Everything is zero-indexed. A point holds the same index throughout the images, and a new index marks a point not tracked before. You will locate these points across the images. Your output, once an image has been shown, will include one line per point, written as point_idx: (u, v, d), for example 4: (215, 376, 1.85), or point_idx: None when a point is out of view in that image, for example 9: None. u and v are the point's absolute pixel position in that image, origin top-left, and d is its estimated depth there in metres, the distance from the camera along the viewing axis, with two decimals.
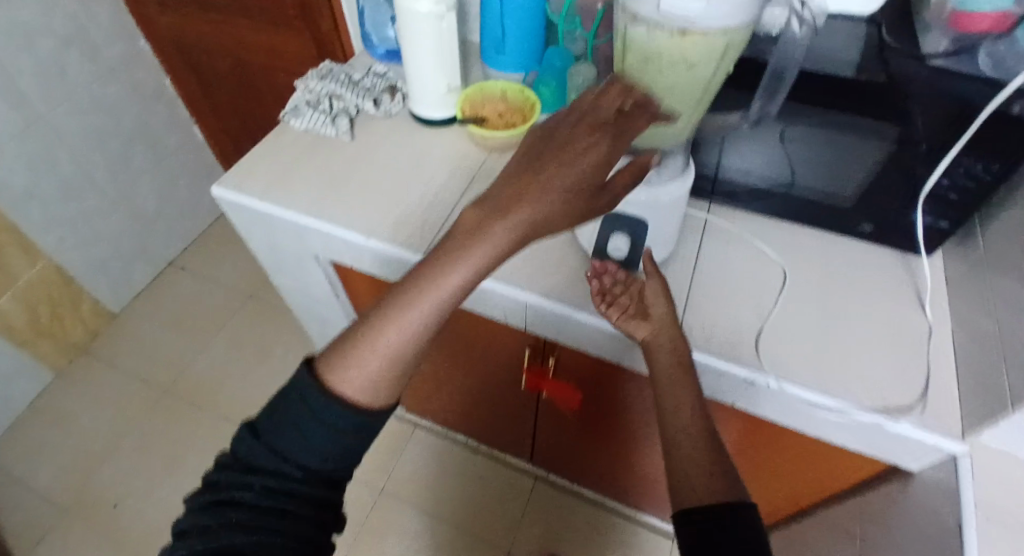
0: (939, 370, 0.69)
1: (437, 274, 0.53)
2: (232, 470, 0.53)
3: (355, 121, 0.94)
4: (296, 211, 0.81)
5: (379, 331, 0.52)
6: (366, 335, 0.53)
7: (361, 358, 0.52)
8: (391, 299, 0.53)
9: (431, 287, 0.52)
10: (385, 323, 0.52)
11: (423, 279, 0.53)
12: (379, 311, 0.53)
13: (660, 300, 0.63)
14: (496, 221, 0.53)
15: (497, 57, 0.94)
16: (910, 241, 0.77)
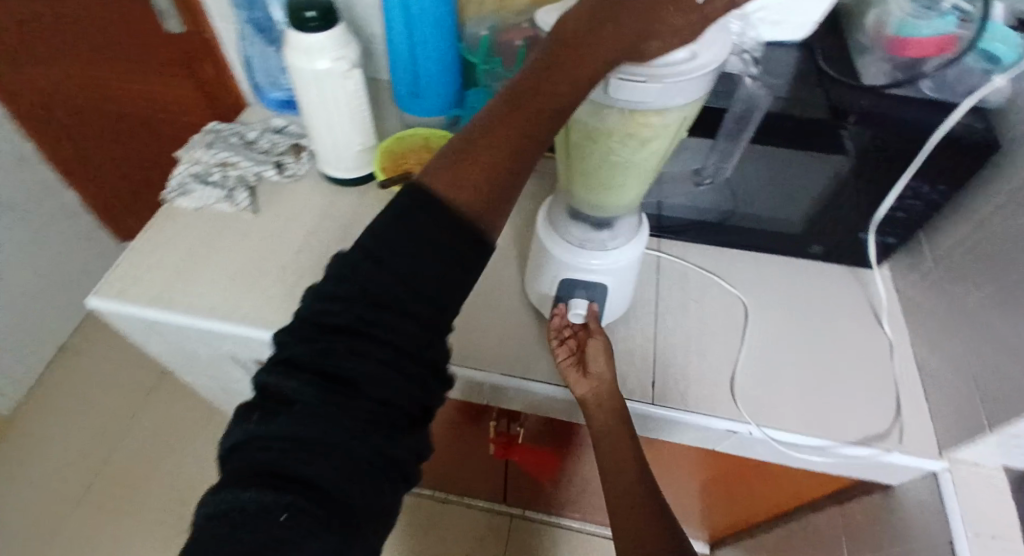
0: (908, 389, 0.69)
1: (528, 94, 0.41)
2: (310, 343, 0.41)
3: (256, 191, 0.84)
4: (201, 315, 0.70)
5: (461, 183, 0.42)
6: (460, 163, 0.42)
7: (457, 198, 0.42)
8: (452, 172, 0.42)
9: (517, 125, 0.42)
10: (478, 158, 0.42)
11: (512, 102, 0.42)
12: (445, 171, 0.42)
13: (600, 360, 0.61)
14: (579, 49, 0.40)
15: (414, 103, 0.86)
16: (859, 256, 0.77)
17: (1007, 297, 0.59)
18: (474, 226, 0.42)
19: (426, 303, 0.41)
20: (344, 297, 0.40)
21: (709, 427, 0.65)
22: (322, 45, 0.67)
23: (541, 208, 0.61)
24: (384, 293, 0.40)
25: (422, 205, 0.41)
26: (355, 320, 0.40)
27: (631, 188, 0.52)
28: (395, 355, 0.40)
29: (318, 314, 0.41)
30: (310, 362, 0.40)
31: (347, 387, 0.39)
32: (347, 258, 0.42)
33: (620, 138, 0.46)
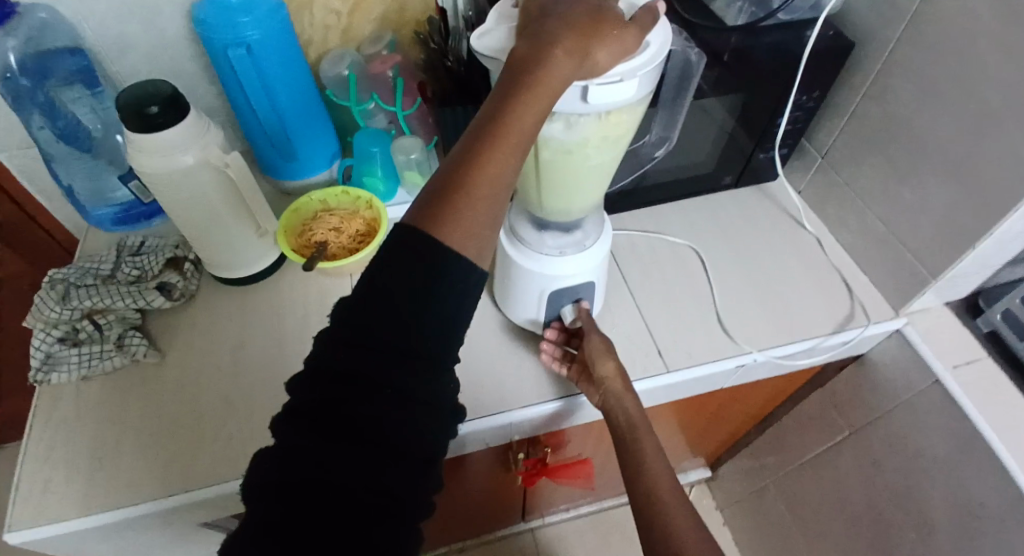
0: (848, 272, 0.77)
1: (503, 113, 0.37)
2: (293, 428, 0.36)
3: (146, 327, 0.71)
4: (152, 498, 0.58)
5: (457, 222, 0.37)
6: (449, 202, 0.38)
7: (448, 242, 0.37)
8: (433, 215, 0.37)
9: (504, 149, 0.38)
10: (469, 193, 0.38)
11: (488, 123, 0.38)
12: (425, 212, 0.38)
13: (607, 360, 0.59)
14: (548, 50, 0.37)
15: (290, 167, 0.75)
16: (762, 174, 0.83)
17: (900, 169, 0.67)
18: (458, 268, 0.37)
19: (402, 369, 0.36)
20: (322, 375, 0.37)
21: (720, 370, 0.68)
22: (180, 140, 0.56)
23: (501, 227, 0.57)
24: (356, 366, 0.36)
25: (383, 258, 0.37)
26: (333, 397, 0.36)
27: (604, 182, 0.51)
28: (378, 435, 0.35)
29: (297, 395, 0.37)
30: (287, 450, 0.35)
31: (325, 471, 0.34)
32: (322, 333, 0.38)
33: (596, 144, 0.45)
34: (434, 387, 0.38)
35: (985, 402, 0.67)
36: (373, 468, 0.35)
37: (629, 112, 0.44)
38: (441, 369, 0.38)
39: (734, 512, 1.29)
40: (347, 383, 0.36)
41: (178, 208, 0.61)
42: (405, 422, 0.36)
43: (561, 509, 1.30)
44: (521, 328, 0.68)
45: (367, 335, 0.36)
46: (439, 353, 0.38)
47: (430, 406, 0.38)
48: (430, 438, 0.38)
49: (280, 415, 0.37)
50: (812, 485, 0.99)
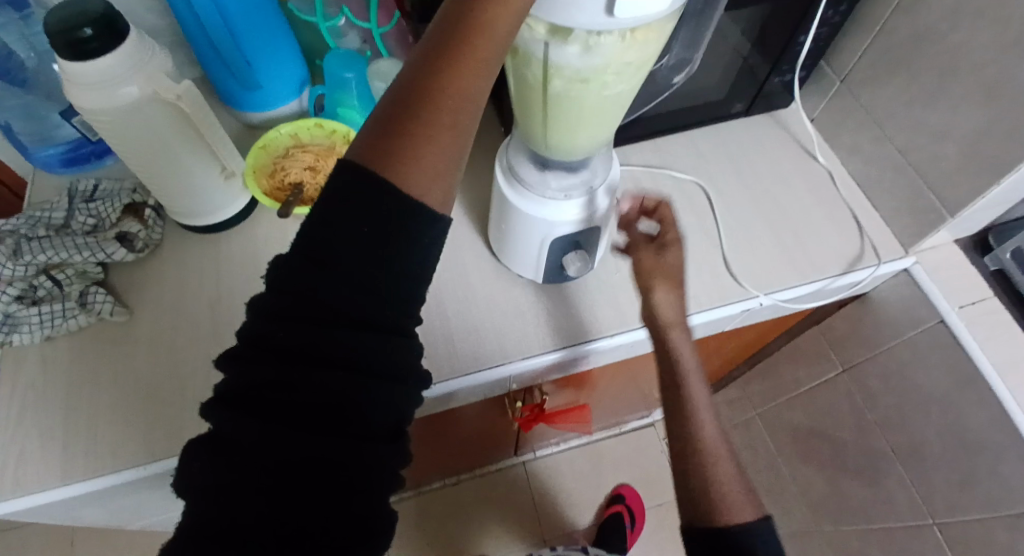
0: (859, 206, 0.73)
1: (469, 22, 0.30)
2: (230, 418, 0.29)
3: (110, 281, 0.65)
4: (135, 463, 0.56)
5: (415, 159, 0.30)
6: (404, 133, 0.30)
7: (405, 184, 0.30)
8: (384, 149, 0.30)
9: (470, 67, 0.31)
10: (428, 123, 0.30)
11: (449, 36, 0.30)
12: (374, 147, 0.31)
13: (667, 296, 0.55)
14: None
15: (253, 96, 0.67)
16: (774, 102, 0.77)
17: (927, 95, 0.62)
18: (419, 220, 0.31)
19: (358, 341, 0.30)
20: (258, 353, 0.30)
21: (727, 314, 0.65)
22: (122, 70, 0.48)
23: (499, 166, 0.52)
24: (298, 341, 0.29)
25: (323, 212, 0.30)
26: (273, 379, 0.29)
27: (618, 114, 0.45)
28: (333, 418, 0.29)
29: (229, 377, 0.30)
30: (226, 444, 0.29)
31: (271, 468, 0.28)
32: (254, 300, 0.31)
33: (616, 71, 0.39)
34: (398, 354, 0.31)
35: (990, 341, 0.66)
36: (332, 457, 0.29)
37: (658, 28, 0.37)
38: (405, 333, 0.32)
39: None
40: (289, 362, 0.29)
41: (119, 141, 0.53)
42: (367, 399, 0.30)
43: (552, 443, 1.32)
44: (519, 275, 0.64)
45: (312, 303, 0.30)
46: (402, 316, 0.32)
47: (397, 378, 0.32)
48: (398, 413, 0.32)
49: (209, 399, 0.30)
50: (801, 418, 1.00)
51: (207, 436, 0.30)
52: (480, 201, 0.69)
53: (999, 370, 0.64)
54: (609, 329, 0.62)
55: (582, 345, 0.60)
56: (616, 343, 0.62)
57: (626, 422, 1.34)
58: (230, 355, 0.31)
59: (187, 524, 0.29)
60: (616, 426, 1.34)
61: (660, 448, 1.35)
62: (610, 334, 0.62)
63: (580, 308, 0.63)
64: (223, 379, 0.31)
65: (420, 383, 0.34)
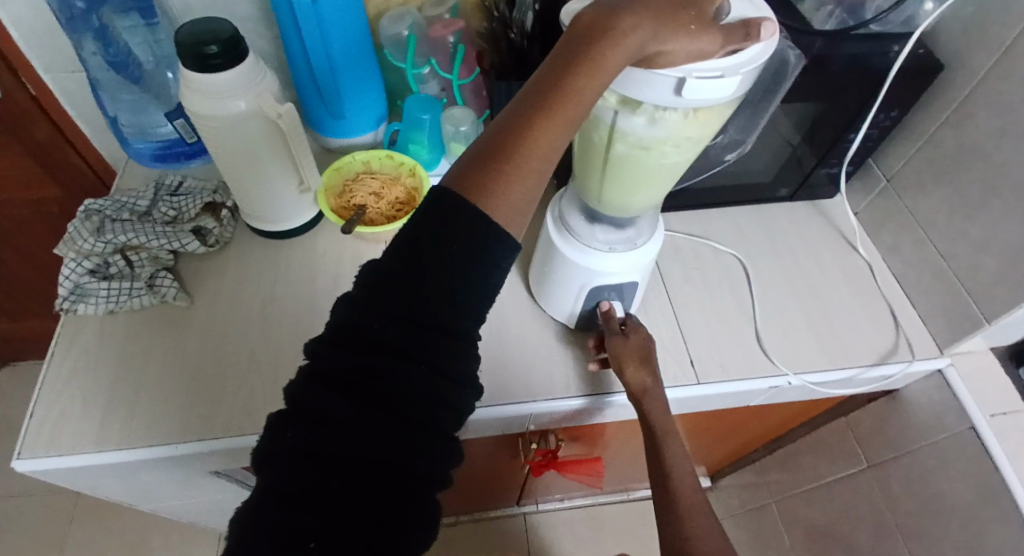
0: (896, 302, 0.74)
1: (563, 82, 0.34)
2: (317, 392, 0.32)
3: (177, 269, 0.71)
4: (166, 442, 0.59)
5: (493, 198, 0.34)
6: (493, 172, 0.34)
7: (495, 215, 0.34)
8: (473, 180, 0.34)
9: (558, 122, 0.34)
10: (515, 166, 0.34)
11: (544, 92, 0.34)
12: (466, 178, 0.35)
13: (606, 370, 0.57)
14: (622, 23, 0.33)
15: (337, 124, 0.74)
16: (820, 191, 0.80)
17: (970, 204, 0.64)
18: (501, 243, 0.35)
19: (437, 344, 0.33)
20: (349, 340, 0.33)
21: (753, 389, 0.66)
22: (234, 85, 0.54)
23: (553, 214, 0.56)
24: (388, 334, 0.33)
25: (424, 223, 0.34)
26: (362, 364, 0.33)
27: (673, 181, 0.49)
28: (410, 407, 0.33)
29: (320, 358, 0.34)
30: (310, 416, 0.32)
31: (353, 444, 0.31)
32: (348, 293, 0.35)
33: (676, 143, 0.42)
34: (464, 362, 0.35)
35: (1020, 457, 0.64)
36: (406, 441, 0.32)
37: (718, 111, 0.41)
38: (472, 345, 0.36)
39: (729, 526, 1.27)
40: (379, 352, 0.33)
41: (214, 146, 0.59)
42: (439, 397, 0.33)
43: (558, 497, 1.30)
44: (553, 320, 0.66)
45: (404, 303, 0.33)
46: (471, 329, 0.35)
47: (459, 382, 0.35)
48: (459, 415, 0.35)
49: (300, 375, 0.34)
50: (816, 512, 0.97)
51: (293, 408, 0.33)
52: (526, 246, 0.72)
53: None
54: None
55: (606, 397, 0.61)
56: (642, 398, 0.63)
57: (633, 490, 1.31)
58: (322, 338, 0.34)
59: (267, 484, 0.31)
60: (623, 492, 1.31)
61: None
62: None
63: None
64: (314, 359, 0.34)
65: (476, 393, 0.37)
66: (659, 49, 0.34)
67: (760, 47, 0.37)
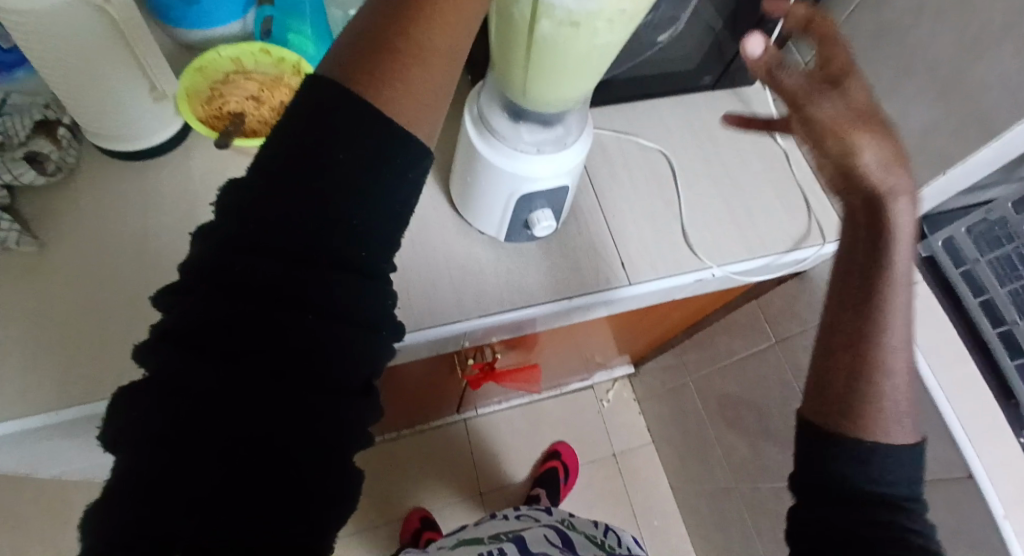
0: (810, 188, 0.75)
1: None
2: (182, 354, 0.26)
3: (17, 209, 0.58)
4: (43, 410, 0.51)
5: (388, 95, 0.28)
6: (388, 59, 0.29)
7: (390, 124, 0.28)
8: (361, 65, 0.28)
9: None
10: (414, 51, 0.29)
11: None
12: (353, 66, 0.28)
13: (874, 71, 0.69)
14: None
15: (192, 10, 0.60)
16: (740, 78, 0.77)
17: (887, 84, 0.63)
18: (405, 155, 0.29)
19: (332, 282, 0.28)
20: (218, 288, 0.27)
21: (681, 283, 0.67)
22: None
23: (470, 114, 0.50)
24: (265, 276, 0.27)
25: (301, 134, 0.27)
26: (235, 316, 0.27)
27: (605, 66, 0.43)
28: (306, 362, 0.27)
29: (180, 314, 0.27)
30: (177, 383, 0.26)
31: (234, 414, 0.25)
32: (211, 230, 0.28)
33: (610, 18, 0.35)
34: (372, 301, 0.30)
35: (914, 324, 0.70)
36: (305, 405, 0.27)
37: None
38: (381, 279, 0.31)
39: (652, 407, 1.36)
40: (256, 300, 0.27)
41: (31, 48, 0.47)
42: (343, 346, 0.28)
43: (494, 403, 1.32)
44: (479, 231, 0.62)
45: (284, 236, 0.27)
46: (378, 261, 0.30)
47: (365, 325, 0.30)
48: (371, 366, 0.30)
49: (154, 338, 0.27)
50: (732, 387, 1.04)
51: (152, 378, 0.27)
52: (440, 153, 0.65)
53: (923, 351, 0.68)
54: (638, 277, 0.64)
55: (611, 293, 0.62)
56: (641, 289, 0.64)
57: (566, 384, 1.36)
58: (184, 288, 0.28)
59: (124, 473, 0.25)
60: (558, 388, 1.35)
61: (597, 409, 1.39)
62: (571, 297, 0.61)
63: (537, 268, 0.62)
64: (171, 316, 0.27)
65: (396, 335, 0.32)
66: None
67: None
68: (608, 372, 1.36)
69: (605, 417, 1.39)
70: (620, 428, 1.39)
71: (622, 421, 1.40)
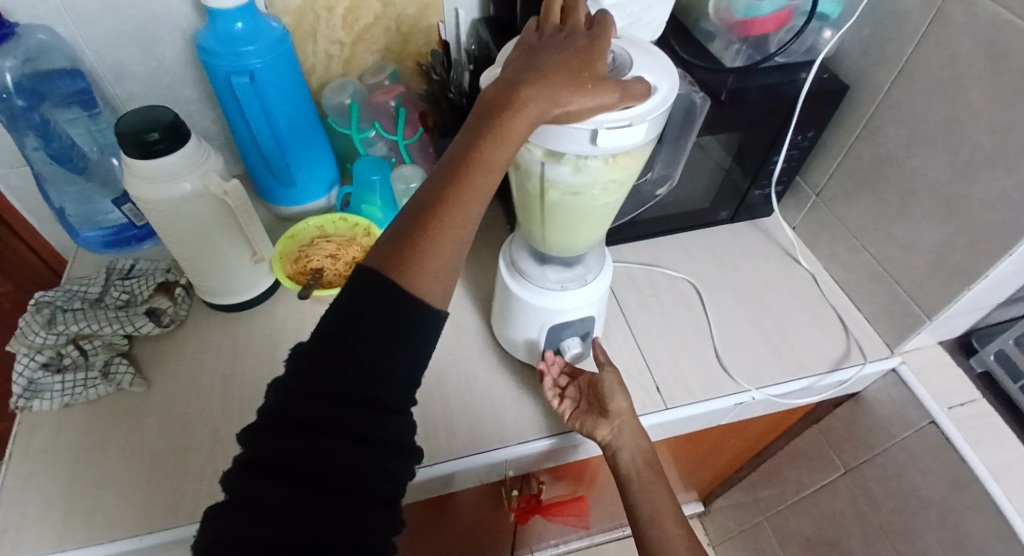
0: (842, 308, 0.77)
1: (472, 154, 0.37)
2: (253, 479, 0.32)
3: (132, 353, 0.69)
4: (131, 534, 0.56)
5: (418, 267, 0.36)
6: (411, 247, 0.36)
7: (414, 287, 0.36)
8: (404, 247, 0.36)
9: (475, 186, 0.37)
10: (430, 241, 0.36)
11: (454, 168, 0.37)
12: (395, 251, 0.36)
13: None
14: (522, 95, 0.37)
15: (289, 193, 0.75)
16: (756, 211, 0.84)
17: (893, 209, 0.68)
18: (422, 314, 0.36)
19: (366, 416, 0.34)
20: (284, 426, 0.34)
21: (719, 408, 0.68)
22: (178, 167, 0.56)
23: (503, 261, 0.58)
24: (316, 414, 0.33)
25: (347, 304, 0.35)
26: (293, 448, 0.33)
27: (608, 220, 0.51)
28: (344, 482, 0.33)
29: (251, 447, 0.34)
30: (250, 505, 0.32)
31: (291, 525, 0.31)
32: (276, 380, 0.36)
33: (603, 187, 0.45)
34: (400, 430, 0.36)
35: (978, 445, 0.67)
36: (344, 518, 0.32)
37: (633, 153, 0.43)
38: (406, 413, 0.36)
39: (727, 549, 1.25)
40: (308, 434, 0.33)
41: (161, 228, 0.60)
42: (374, 468, 0.34)
43: (553, 544, 1.26)
44: (517, 361, 0.67)
45: (331, 382, 0.34)
46: (404, 396, 0.36)
47: (394, 449, 0.35)
48: (396, 485, 0.35)
49: (230, 469, 0.34)
50: (806, 524, 0.97)
51: (231, 500, 0.33)
52: (484, 294, 0.73)
53: (991, 474, 0.65)
54: (669, 404, 0.66)
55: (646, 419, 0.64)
56: (675, 416, 0.66)
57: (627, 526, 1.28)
58: (256, 426, 0.34)
59: None
60: (620, 529, 1.28)
61: None
62: None
63: None
64: (244, 450, 0.34)
65: (415, 459, 0.37)
66: (564, 109, 0.37)
67: (652, 102, 0.40)
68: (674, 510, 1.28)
69: None
70: None
71: None
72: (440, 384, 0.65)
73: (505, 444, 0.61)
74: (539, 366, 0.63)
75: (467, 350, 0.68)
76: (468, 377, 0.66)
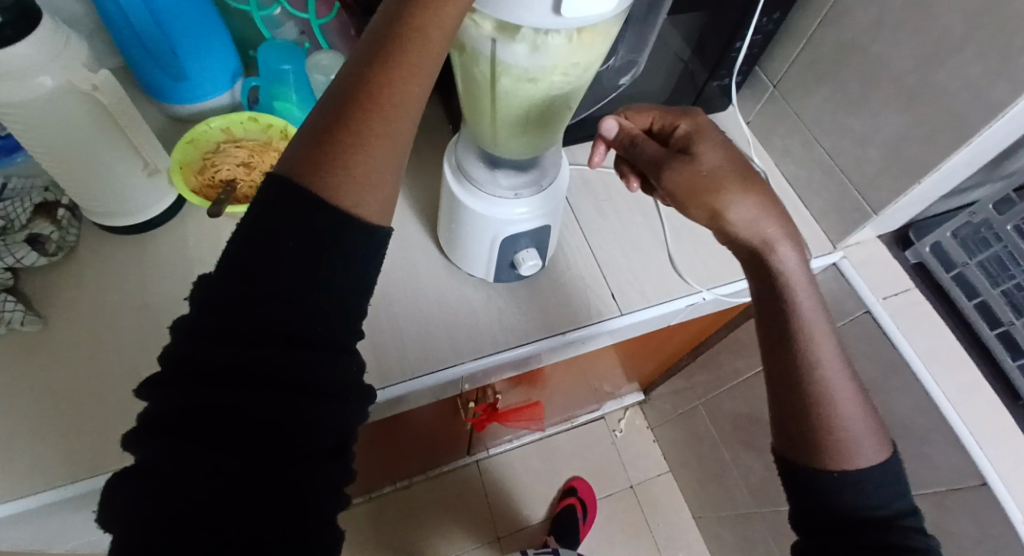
0: (791, 205, 0.77)
1: (408, 24, 0.30)
2: (159, 439, 0.28)
3: (19, 289, 0.59)
4: (50, 487, 0.51)
5: (348, 170, 0.30)
6: (340, 142, 0.30)
7: (339, 197, 0.30)
8: (327, 149, 0.30)
9: (415, 64, 0.30)
10: (362, 133, 0.30)
11: (386, 42, 0.30)
12: (314, 154, 0.30)
13: None
14: None
15: (181, 88, 0.63)
16: (712, 105, 0.80)
17: (853, 98, 0.65)
18: (354, 236, 0.30)
19: (291, 359, 0.29)
20: (193, 377, 0.29)
21: (672, 310, 0.67)
22: (33, 58, 0.44)
23: (448, 165, 0.52)
24: (232, 359, 0.29)
25: (256, 229, 0.29)
26: (207, 401, 0.28)
27: (565, 113, 0.46)
28: (275, 434, 0.29)
29: (155, 403, 0.29)
30: (157, 469, 0.28)
31: (207, 486, 0.27)
32: (179, 323, 0.30)
33: (564, 70, 0.39)
34: (337, 371, 0.31)
35: (910, 331, 0.70)
36: (274, 473, 0.28)
37: (598, 30, 0.36)
38: (343, 352, 0.32)
39: (665, 433, 1.34)
40: (222, 384, 0.29)
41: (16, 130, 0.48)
42: (306, 418, 0.30)
43: (506, 440, 1.29)
44: (467, 275, 0.63)
45: (246, 321, 0.29)
46: (339, 333, 0.32)
47: (329, 394, 0.31)
48: (336, 434, 0.31)
49: (131, 429, 0.29)
50: (741, 408, 1.03)
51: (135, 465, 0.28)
52: (427, 203, 0.67)
53: (920, 358, 0.69)
54: (623, 309, 0.65)
55: (605, 323, 0.63)
56: (630, 321, 0.65)
57: (575, 419, 1.34)
58: (158, 379, 0.29)
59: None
60: (569, 422, 1.34)
61: (611, 441, 1.37)
62: (565, 331, 0.62)
63: (531, 308, 0.63)
64: (147, 406, 0.29)
65: (357, 403, 0.33)
66: None
67: None
68: (618, 400, 1.34)
69: (617, 448, 1.37)
70: (633, 459, 1.37)
71: (636, 449, 1.38)
72: (384, 302, 0.61)
73: (459, 361, 0.59)
74: (491, 279, 0.59)
75: (412, 265, 0.63)
76: (415, 294, 0.61)
